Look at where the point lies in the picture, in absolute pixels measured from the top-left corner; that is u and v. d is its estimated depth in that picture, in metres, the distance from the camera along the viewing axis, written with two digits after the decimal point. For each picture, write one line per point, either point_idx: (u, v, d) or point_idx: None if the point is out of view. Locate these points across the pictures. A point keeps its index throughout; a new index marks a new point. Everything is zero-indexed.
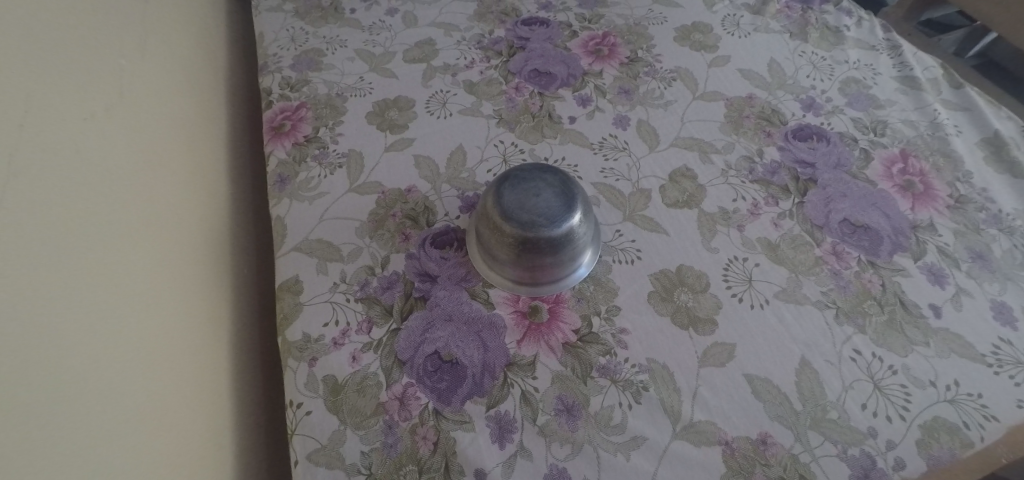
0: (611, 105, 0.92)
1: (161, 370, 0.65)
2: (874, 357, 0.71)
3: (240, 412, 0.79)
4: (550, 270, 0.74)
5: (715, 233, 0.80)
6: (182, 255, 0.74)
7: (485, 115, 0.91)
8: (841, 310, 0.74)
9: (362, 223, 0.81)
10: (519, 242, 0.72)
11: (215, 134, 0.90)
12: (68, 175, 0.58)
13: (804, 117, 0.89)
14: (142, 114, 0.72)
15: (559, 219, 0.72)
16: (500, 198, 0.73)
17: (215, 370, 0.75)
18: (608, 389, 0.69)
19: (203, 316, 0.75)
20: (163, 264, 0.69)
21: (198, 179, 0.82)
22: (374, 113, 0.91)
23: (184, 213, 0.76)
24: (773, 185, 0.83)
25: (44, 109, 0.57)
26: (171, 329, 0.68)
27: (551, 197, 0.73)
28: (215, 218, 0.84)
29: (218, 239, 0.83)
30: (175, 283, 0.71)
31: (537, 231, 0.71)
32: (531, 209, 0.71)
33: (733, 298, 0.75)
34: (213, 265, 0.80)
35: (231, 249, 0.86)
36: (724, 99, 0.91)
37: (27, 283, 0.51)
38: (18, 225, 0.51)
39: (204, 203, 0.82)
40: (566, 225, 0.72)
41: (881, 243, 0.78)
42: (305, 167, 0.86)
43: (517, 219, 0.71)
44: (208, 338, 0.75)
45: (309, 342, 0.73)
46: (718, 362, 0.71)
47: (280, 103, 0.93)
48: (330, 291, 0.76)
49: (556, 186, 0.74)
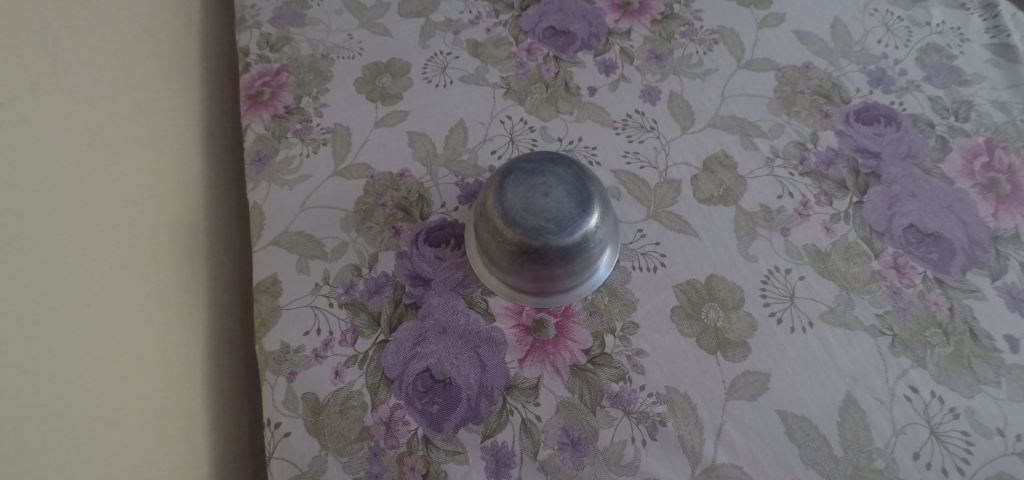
0: (639, 73, 0.78)
1: (130, 378, 0.59)
2: (933, 397, 0.62)
3: (229, 400, 0.74)
4: (560, 280, 0.64)
5: (754, 237, 0.68)
6: (158, 242, 0.67)
7: (491, 84, 0.78)
8: (898, 338, 0.64)
9: (348, 214, 0.71)
10: (523, 250, 0.62)
11: (202, 95, 0.81)
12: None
13: (871, 94, 0.75)
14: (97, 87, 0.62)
15: (571, 224, 0.61)
16: (502, 197, 0.62)
17: (202, 359, 0.70)
18: (619, 421, 0.61)
19: (184, 305, 0.69)
20: (133, 258, 0.63)
21: (179, 150, 0.74)
22: (364, 80, 0.79)
23: (161, 193, 0.69)
24: (828, 179, 0.71)
25: None
26: (143, 329, 0.62)
27: (562, 195, 0.62)
28: (203, 190, 0.77)
29: (206, 213, 0.76)
30: (140, 271, 0.63)
31: (544, 238, 0.61)
32: (538, 212, 0.61)
33: (770, 318, 0.65)
34: (200, 244, 0.73)
35: (223, 222, 0.79)
36: (775, 68, 0.77)
37: None
38: None
39: (188, 176, 0.74)
40: (578, 232, 0.61)
41: (953, 255, 0.67)
42: (286, 144, 0.76)
43: (521, 223, 0.61)
44: (194, 328, 0.70)
45: (287, 353, 0.65)
46: (748, 395, 0.62)
47: (259, 66, 0.82)
48: (312, 294, 0.67)
49: (568, 183, 0.63)
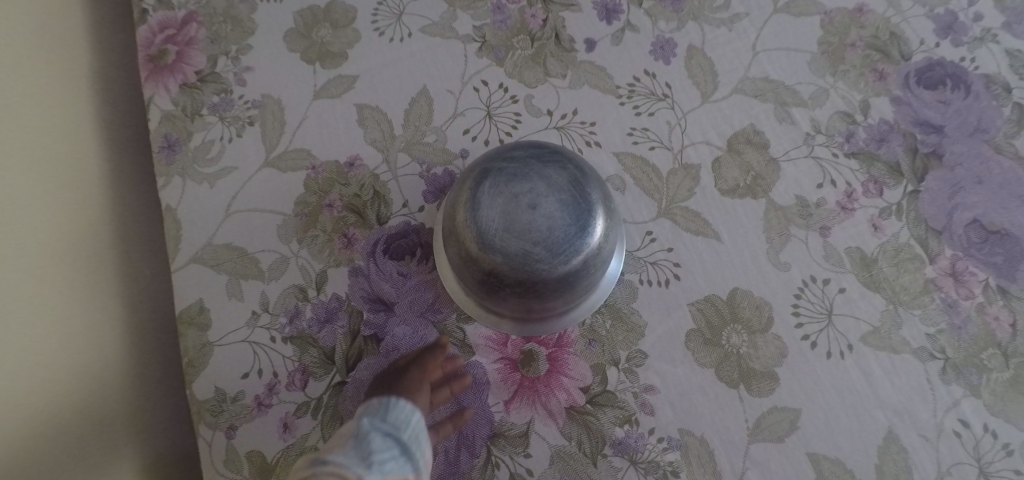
0: (650, 19, 0.62)
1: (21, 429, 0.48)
2: (986, 431, 0.52)
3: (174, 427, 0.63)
4: (556, 309, 0.52)
5: (786, 238, 0.57)
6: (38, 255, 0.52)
7: (462, 37, 0.61)
8: (950, 362, 0.54)
9: (287, 219, 0.57)
10: (509, 283, 0.49)
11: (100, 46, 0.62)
12: None
13: (936, 48, 0.60)
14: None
15: (565, 247, 0.48)
16: (476, 213, 0.48)
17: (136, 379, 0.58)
18: (624, 473, 0.52)
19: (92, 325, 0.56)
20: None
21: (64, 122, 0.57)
22: (298, 32, 0.62)
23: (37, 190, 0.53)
24: (879, 161, 0.58)
25: None
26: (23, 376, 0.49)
27: (553, 208, 0.48)
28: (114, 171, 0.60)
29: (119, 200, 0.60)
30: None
31: (535, 267, 0.48)
32: (524, 234, 0.48)
33: (803, 341, 0.54)
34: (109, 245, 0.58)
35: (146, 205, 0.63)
36: (820, 12, 0.61)
37: None
38: None
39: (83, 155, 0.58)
40: (574, 256, 0.49)
41: (1021, 259, 0.55)
42: (201, 123, 0.60)
43: (502, 248, 0.48)
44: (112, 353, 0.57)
45: (224, 403, 0.53)
46: (775, 437, 0.53)
47: (158, 14, 0.62)
48: (249, 326, 0.55)
49: (562, 191, 0.49)
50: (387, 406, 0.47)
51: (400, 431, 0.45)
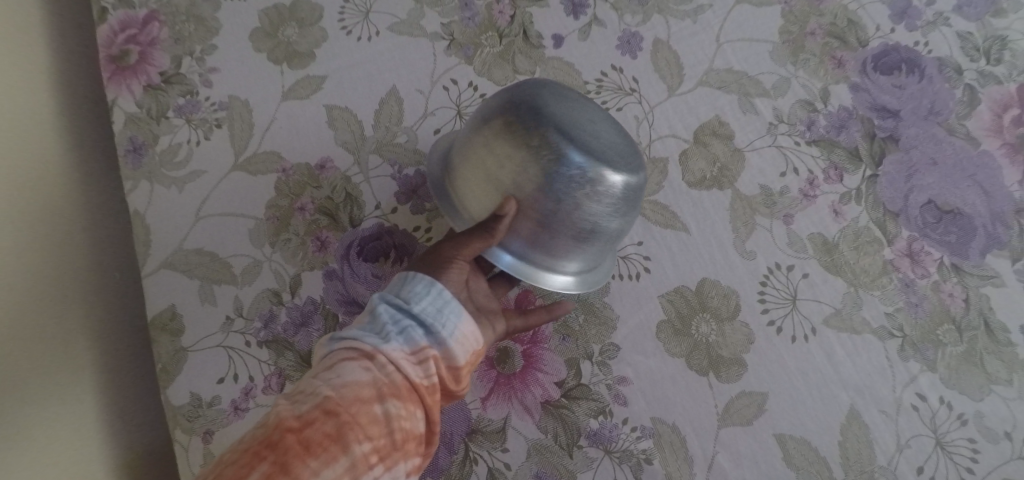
0: (616, 12, 0.62)
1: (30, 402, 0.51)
2: (941, 403, 0.55)
3: None
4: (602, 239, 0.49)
5: (752, 227, 0.58)
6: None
7: (429, 35, 0.61)
8: (907, 340, 0.56)
9: (259, 223, 0.57)
10: (581, 176, 0.45)
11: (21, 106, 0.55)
12: None
13: (893, 33, 0.62)
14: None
15: (630, 157, 0.48)
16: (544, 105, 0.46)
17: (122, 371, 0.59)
18: (600, 463, 0.53)
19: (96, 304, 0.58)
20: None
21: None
22: (263, 32, 0.61)
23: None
24: (839, 147, 0.60)
25: None
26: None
27: (614, 123, 0.49)
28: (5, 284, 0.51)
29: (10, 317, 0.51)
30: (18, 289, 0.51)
31: (609, 164, 0.46)
32: (596, 132, 0.47)
33: (769, 328, 0.56)
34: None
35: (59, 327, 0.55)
36: (781, 1, 0.62)
37: None
38: None
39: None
40: (637, 170, 0.48)
41: (973, 235, 0.58)
42: (167, 126, 0.59)
43: (576, 138, 0.46)
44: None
45: (200, 408, 0.54)
46: (743, 420, 0.54)
47: (119, 13, 0.61)
48: (223, 331, 0.55)
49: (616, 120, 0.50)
50: (403, 279, 0.43)
51: (415, 303, 0.41)
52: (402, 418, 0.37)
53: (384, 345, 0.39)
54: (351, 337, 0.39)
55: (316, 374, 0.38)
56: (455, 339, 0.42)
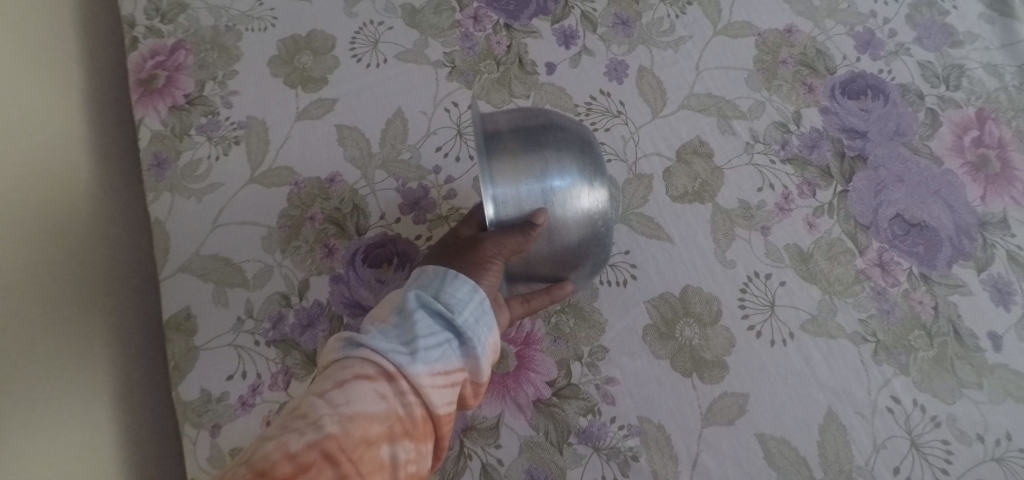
0: (603, 43, 0.68)
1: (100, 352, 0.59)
2: (915, 406, 0.58)
3: None
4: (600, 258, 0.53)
5: (732, 238, 0.62)
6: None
7: (432, 62, 0.67)
8: (881, 345, 0.59)
9: (271, 231, 0.61)
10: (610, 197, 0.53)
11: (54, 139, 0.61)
12: None
13: (858, 62, 0.68)
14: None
15: None
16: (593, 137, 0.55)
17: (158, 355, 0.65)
18: (589, 459, 0.56)
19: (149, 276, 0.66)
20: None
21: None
22: (280, 59, 0.67)
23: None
24: (811, 165, 0.64)
25: None
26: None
27: None
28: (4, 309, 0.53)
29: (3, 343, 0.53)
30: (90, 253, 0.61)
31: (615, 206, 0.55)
32: None
33: (749, 332, 0.59)
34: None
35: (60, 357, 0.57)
36: (755, 34, 0.68)
37: None
38: None
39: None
40: None
41: (939, 247, 0.62)
42: (189, 143, 0.64)
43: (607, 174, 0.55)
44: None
45: (209, 403, 0.57)
46: (725, 420, 0.57)
47: (148, 42, 0.67)
48: (234, 331, 0.59)
49: None
50: (444, 286, 0.44)
51: (456, 314, 0.43)
52: (410, 460, 0.38)
53: (410, 368, 0.39)
54: (378, 352, 0.40)
55: (324, 391, 0.38)
56: (482, 357, 0.43)
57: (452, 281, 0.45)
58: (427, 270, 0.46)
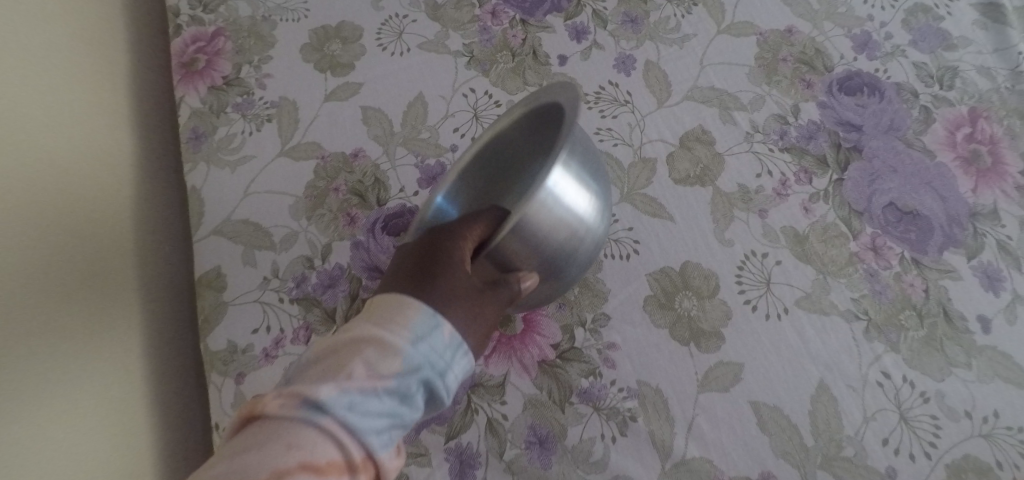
0: (613, 39, 0.73)
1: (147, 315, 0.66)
2: (904, 381, 0.60)
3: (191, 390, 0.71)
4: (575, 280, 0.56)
5: (731, 220, 0.65)
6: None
7: (452, 52, 0.72)
8: (872, 323, 0.62)
9: (298, 200, 0.66)
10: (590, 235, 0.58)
11: (100, 129, 0.66)
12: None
13: (855, 61, 0.72)
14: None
15: None
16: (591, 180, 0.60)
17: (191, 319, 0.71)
18: (589, 419, 0.59)
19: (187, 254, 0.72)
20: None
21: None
22: (312, 46, 0.72)
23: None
24: (808, 155, 0.68)
25: None
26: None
27: None
28: (35, 275, 0.57)
29: (29, 298, 0.56)
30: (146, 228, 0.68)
31: None
32: None
33: (745, 306, 0.62)
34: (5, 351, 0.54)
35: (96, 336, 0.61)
36: (757, 34, 0.73)
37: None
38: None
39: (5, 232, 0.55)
40: None
41: (931, 234, 0.65)
42: (225, 120, 0.70)
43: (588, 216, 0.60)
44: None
45: (235, 353, 0.61)
46: (720, 387, 0.60)
47: (191, 29, 0.73)
48: (261, 288, 0.63)
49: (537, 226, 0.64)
50: (444, 364, 0.41)
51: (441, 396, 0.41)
52: None
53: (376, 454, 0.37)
54: (348, 431, 0.36)
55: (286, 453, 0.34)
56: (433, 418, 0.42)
57: (461, 360, 0.42)
58: (440, 331, 0.41)
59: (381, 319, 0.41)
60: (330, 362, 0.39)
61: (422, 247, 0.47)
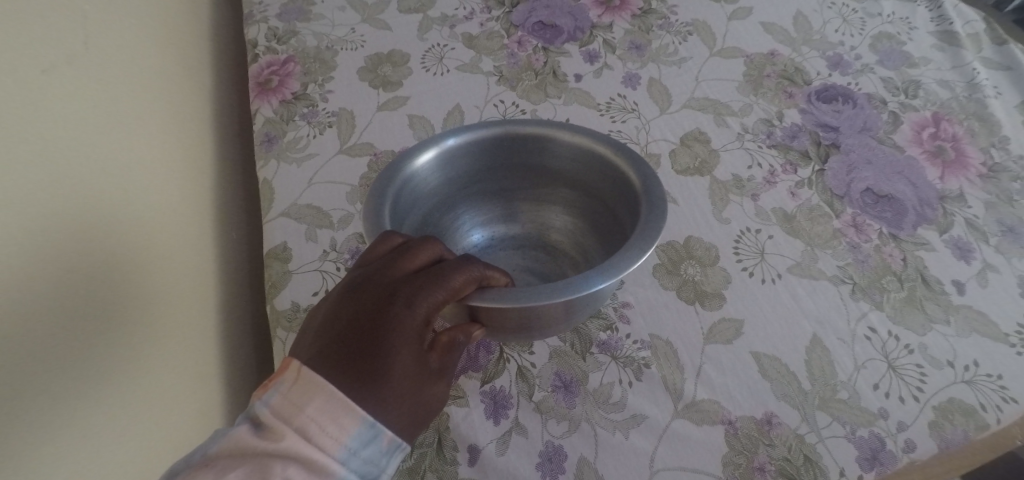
0: (621, 62, 0.86)
1: (218, 289, 0.80)
2: (889, 335, 0.67)
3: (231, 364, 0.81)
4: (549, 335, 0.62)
5: (727, 202, 0.75)
6: (90, 246, 0.58)
7: (485, 72, 0.86)
8: (858, 286, 0.70)
9: (353, 188, 0.78)
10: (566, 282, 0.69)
11: (192, 133, 0.81)
12: (144, 128, 0.70)
13: (829, 77, 0.84)
14: (79, 47, 0.61)
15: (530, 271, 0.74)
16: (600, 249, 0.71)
17: (237, 301, 0.84)
18: (607, 366, 0.67)
19: (240, 250, 0.87)
20: (36, 230, 0.53)
21: (144, 170, 0.69)
22: (367, 68, 0.87)
23: (113, 202, 0.62)
24: (792, 150, 0.79)
25: (124, 72, 0.68)
26: (23, 330, 0.52)
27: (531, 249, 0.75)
28: (169, 231, 0.72)
29: (169, 250, 0.71)
30: (220, 220, 0.84)
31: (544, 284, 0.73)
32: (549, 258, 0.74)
33: (742, 272, 0.71)
34: (142, 286, 0.65)
35: (191, 292, 0.74)
36: (743, 57, 0.86)
37: (138, 202, 0.66)
38: (127, 165, 0.66)
39: (148, 201, 0.68)
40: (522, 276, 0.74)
41: (905, 214, 0.74)
42: (294, 126, 0.82)
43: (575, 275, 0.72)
44: (118, 390, 0.61)
45: (297, 311, 0.70)
46: (724, 339, 0.67)
47: (267, 57, 0.89)
48: (320, 259, 0.73)
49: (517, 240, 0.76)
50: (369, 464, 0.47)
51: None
52: None
53: None
54: None
55: None
56: None
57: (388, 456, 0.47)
58: (374, 439, 0.46)
59: (315, 415, 0.45)
60: (256, 468, 0.43)
61: (374, 307, 0.48)
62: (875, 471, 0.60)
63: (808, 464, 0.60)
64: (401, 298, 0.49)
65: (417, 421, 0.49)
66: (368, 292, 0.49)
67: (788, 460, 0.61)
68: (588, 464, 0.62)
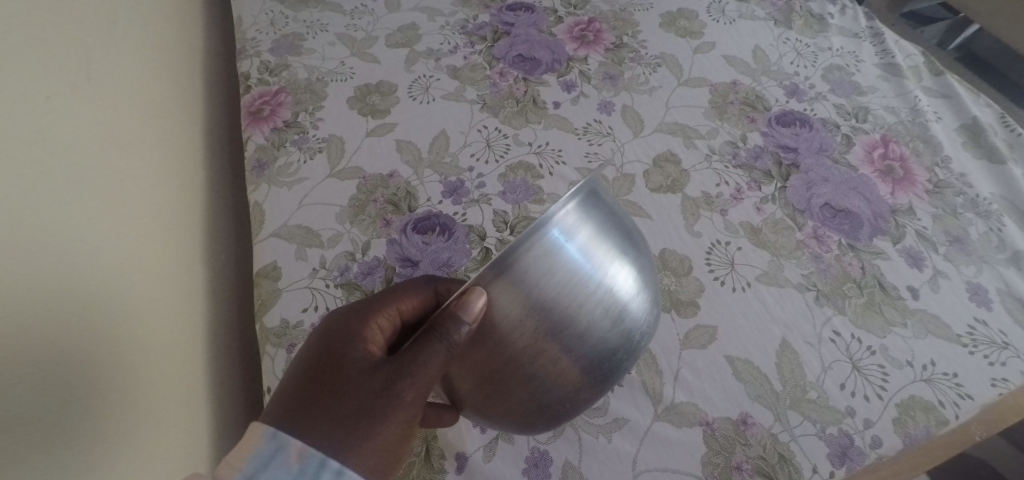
0: (596, 90, 0.92)
1: (210, 308, 0.79)
2: (853, 338, 0.71)
3: (232, 382, 0.80)
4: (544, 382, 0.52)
5: (698, 217, 0.80)
6: (77, 258, 0.57)
7: (468, 100, 0.91)
8: (821, 293, 0.74)
9: (342, 209, 0.80)
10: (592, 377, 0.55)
11: (180, 165, 0.81)
12: (135, 149, 0.71)
13: (787, 103, 0.91)
14: (83, 74, 0.63)
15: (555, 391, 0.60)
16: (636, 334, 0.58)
17: (235, 320, 0.84)
18: None
19: (229, 271, 0.87)
20: (24, 240, 0.51)
21: (131, 188, 0.68)
22: (356, 98, 0.91)
23: (104, 219, 0.62)
24: (756, 170, 0.84)
25: (118, 98, 0.69)
26: (38, 331, 0.51)
27: None
28: (163, 249, 0.71)
29: (162, 267, 0.70)
30: (207, 242, 0.83)
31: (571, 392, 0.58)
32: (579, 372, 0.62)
33: (715, 281, 0.75)
34: (141, 299, 0.65)
35: (179, 318, 0.71)
36: (708, 86, 0.93)
37: (131, 219, 0.66)
38: (123, 184, 0.66)
39: (136, 223, 0.67)
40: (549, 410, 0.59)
41: (861, 226, 0.79)
42: (285, 152, 0.86)
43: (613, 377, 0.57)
44: (129, 402, 0.60)
45: (287, 328, 0.72)
46: (699, 345, 0.71)
47: (259, 88, 0.93)
48: (310, 277, 0.75)
49: None
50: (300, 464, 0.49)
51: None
52: None
53: None
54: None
55: None
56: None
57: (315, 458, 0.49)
58: (278, 453, 0.49)
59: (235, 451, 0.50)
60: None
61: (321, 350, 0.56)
62: (845, 467, 0.63)
63: (783, 463, 0.63)
64: (333, 323, 0.57)
65: (348, 433, 0.50)
66: (318, 326, 0.59)
67: (764, 458, 0.64)
68: (572, 468, 0.64)
